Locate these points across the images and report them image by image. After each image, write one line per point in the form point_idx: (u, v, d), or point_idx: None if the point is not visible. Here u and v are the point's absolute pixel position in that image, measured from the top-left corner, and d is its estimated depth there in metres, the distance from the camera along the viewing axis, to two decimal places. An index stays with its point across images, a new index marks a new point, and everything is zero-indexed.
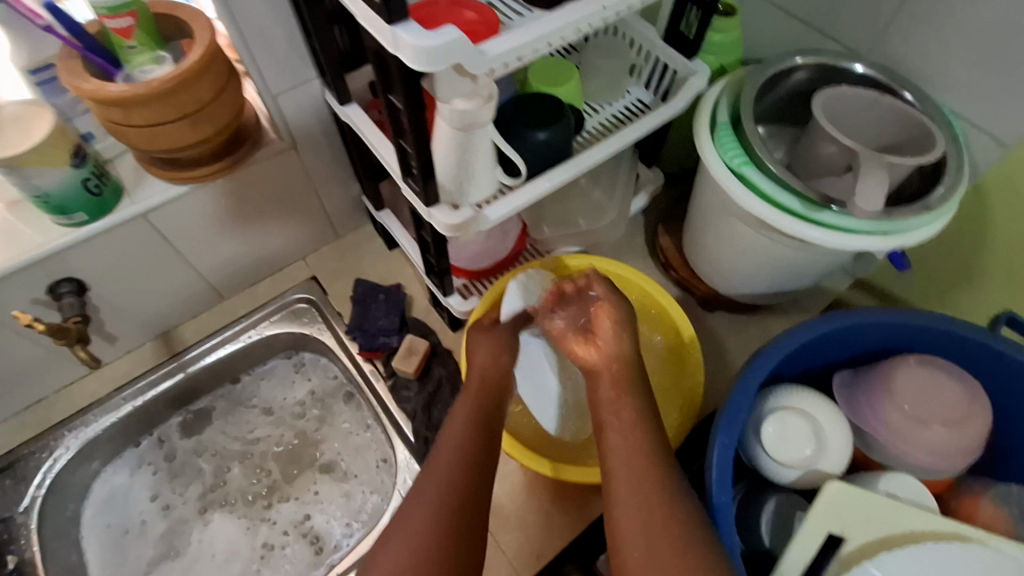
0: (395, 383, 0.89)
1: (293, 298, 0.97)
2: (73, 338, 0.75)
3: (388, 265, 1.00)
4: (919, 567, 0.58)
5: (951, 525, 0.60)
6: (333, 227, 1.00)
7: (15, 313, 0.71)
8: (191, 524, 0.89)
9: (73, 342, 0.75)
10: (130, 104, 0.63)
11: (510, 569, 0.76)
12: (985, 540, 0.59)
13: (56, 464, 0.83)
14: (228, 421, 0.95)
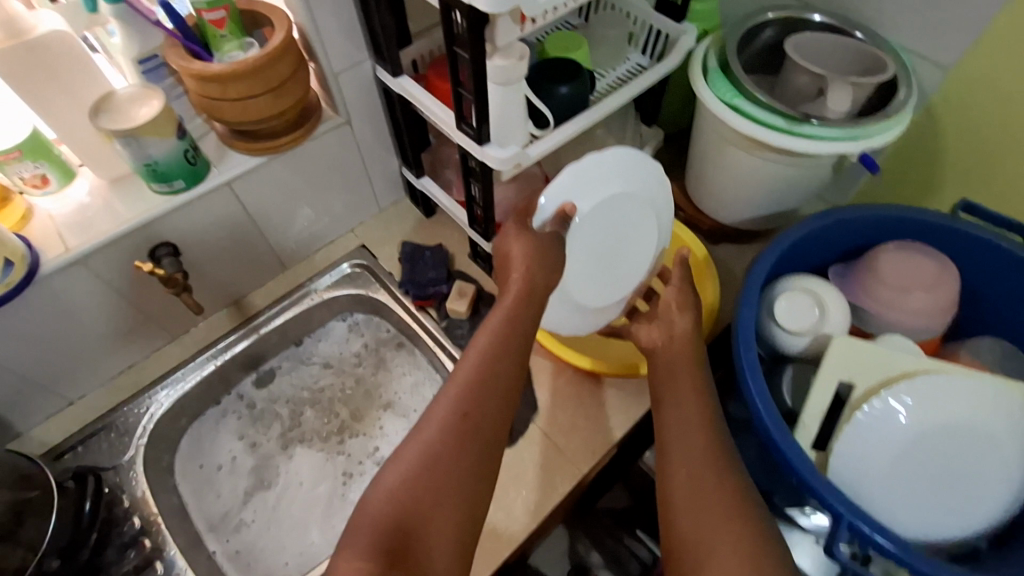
0: (449, 324, 1.00)
1: (348, 263, 1.09)
2: (181, 288, 0.86)
3: (428, 230, 1.13)
4: (918, 399, 0.70)
5: (936, 364, 0.73)
6: (376, 201, 1.13)
7: (135, 264, 0.82)
8: (275, 460, 0.98)
9: (181, 290, 0.86)
10: (227, 80, 0.76)
11: (570, 464, 0.87)
12: (967, 372, 0.72)
13: (153, 417, 0.92)
14: (294, 374, 1.06)
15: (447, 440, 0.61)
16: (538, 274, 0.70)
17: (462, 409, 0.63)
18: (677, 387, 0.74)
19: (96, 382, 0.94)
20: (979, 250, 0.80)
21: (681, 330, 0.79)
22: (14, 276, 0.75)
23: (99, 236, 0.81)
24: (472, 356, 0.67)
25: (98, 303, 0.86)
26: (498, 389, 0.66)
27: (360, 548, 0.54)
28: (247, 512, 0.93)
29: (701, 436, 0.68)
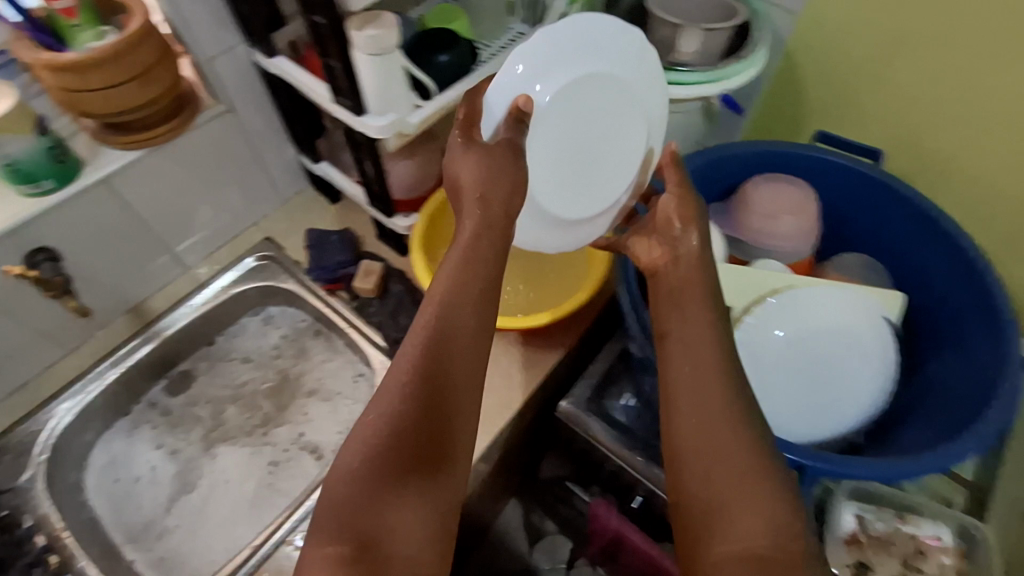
0: (361, 305, 1.00)
1: (254, 257, 1.07)
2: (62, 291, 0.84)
3: (334, 216, 1.12)
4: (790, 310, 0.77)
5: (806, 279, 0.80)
6: (277, 193, 1.12)
7: (8, 271, 0.79)
8: (196, 463, 0.94)
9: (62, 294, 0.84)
10: (84, 69, 0.73)
11: (487, 421, 0.89)
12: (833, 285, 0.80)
13: (52, 433, 0.88)
14: (213, 375, 1.03)
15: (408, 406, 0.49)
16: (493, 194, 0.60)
17: (421, 367, 0.50)
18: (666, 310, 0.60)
19: None
20: (836, 174, 0.87)
21: (686, 250, 0.64)
22: None
23: None
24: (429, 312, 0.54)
25: None
26: (463, 344, 0.53)
27: (329, 537, 0.45)
28: (171, 518, 0.89)
29: (710, 357, 0.54)
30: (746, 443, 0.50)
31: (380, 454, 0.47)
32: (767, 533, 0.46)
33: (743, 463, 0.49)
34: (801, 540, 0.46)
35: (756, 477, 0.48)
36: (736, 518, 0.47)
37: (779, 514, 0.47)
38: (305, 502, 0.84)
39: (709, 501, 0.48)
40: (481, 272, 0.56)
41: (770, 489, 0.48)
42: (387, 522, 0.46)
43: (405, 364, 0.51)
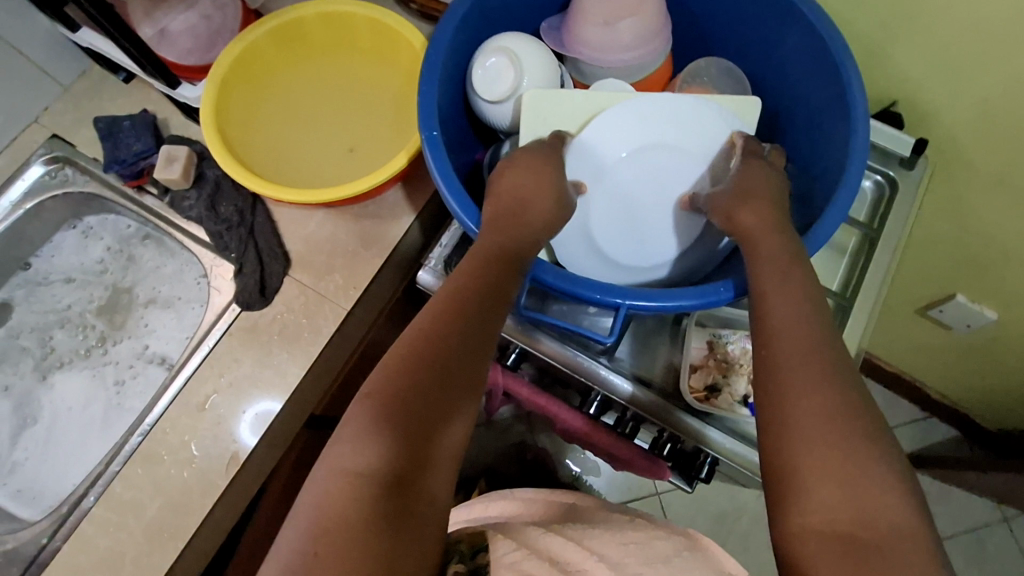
0: (174, 201, 0.87)
1: (40, 161, 0.90)
2: None
3: (128, 96, 0.93)
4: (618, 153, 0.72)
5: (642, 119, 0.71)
6: (48, 76, 0.91)
7: None
8: (34, 390, 0.89)
9: None
10: None
11: (331, 306, 0.83)
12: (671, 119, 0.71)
13: None
14: (35, 302, 0.93)
15: (429, 367, 0.53)
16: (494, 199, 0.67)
17: (443, 336, 0.55)
18: (760, 250, 0.60)
19: None
20: None
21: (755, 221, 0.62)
22: None
23: None
24: (446, 298, 0.58)
25: None
26: (475, 322, 0.57)
27: (346, 468, 0.48)
28: (19, 451, 0.85)
29: (801, 323, 0.53)
30: (829, 398, 0.48)
31: (400, 406, 0.51)
32: (853, 504, 0.44)
33: (822, 421, 0.47)
34: (889, 513, 0.43)
35: (843, 437, 0.46)
36: (815, 488, 0.45)
37: (878, 491, 0.44)
38: (145, 419, 0.79)
39: (788, 470, 0.47)
40: (497, 265, 0.61)
41: (850, 453, 0.45)
42: (414, 468, 0.49)
43: (421, 333, 0.55)
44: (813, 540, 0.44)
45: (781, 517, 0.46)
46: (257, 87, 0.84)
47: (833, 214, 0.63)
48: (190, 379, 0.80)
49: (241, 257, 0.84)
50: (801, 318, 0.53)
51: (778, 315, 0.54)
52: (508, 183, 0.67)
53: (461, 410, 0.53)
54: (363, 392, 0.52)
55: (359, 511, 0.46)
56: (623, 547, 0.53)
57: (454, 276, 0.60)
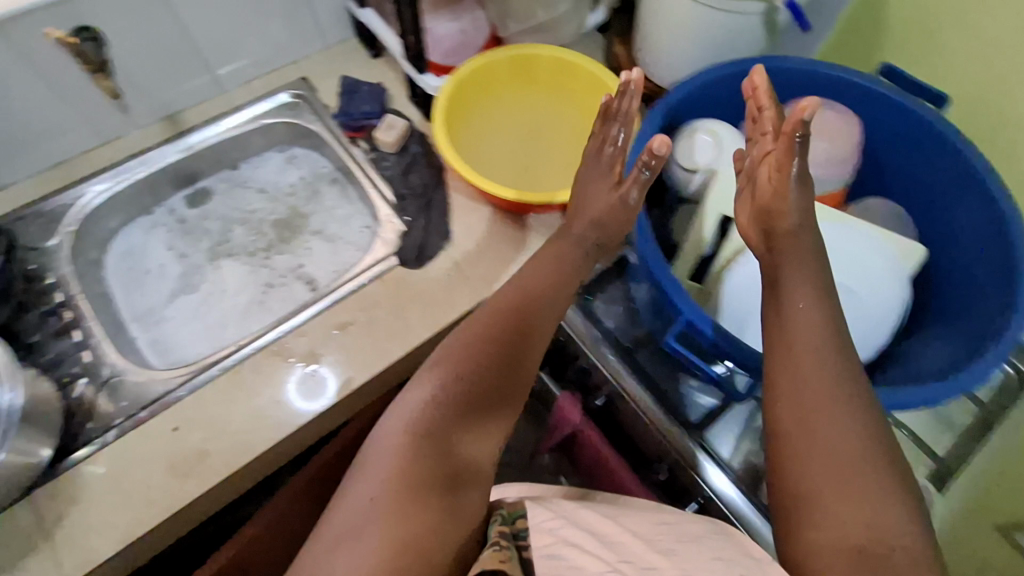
0: (376, 158, 1.02)
1: (286, 92, 1.08)
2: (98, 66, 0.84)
3: (371, 69, 1.11)
4: None
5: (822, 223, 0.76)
6: (321, 34, 1.11)
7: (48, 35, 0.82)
8: (202, 266, 1.01)
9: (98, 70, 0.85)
10: None
11: (470, 289, 0.91)
12: (848, 233, 0.76)
13: (84, 210, 0.95)
14: (230, 198, 1.08)
15: (478, 355, 0.65)
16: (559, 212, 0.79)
17: (493, 332, 0.67)
18: (791, 261, 0.64)
19: (23, 173, 0.95)
20: (887, 109, 0.82)
21: (779, 206, 0.66)
22: None
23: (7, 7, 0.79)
24: (503, 298, 0.71)
25: (11, 79, 0.85)
26: (527, 322, 0.69)
27: (401, 428, 0.61)
28: (170, 309, 0.97)
29: (811, 352, 0.59)
30: (848, 421, 0.56)
31: (452, 384, 0.63)
32: (864, 522, 0.52)
33: (837, 450, 0.55)
34: (897, 532, 0.52)
35: (866, 469, 0.54)
36: (831, 513, 0.53)
37: (890, 513, 0.52)
38: (292, 318, 0.88)
39: (807, 491, 0.55)
40: (557, 283, 0.74)
41: (870, 473, 0.54)
42: (456, 433, 0.62)
43: (472, 327, 0.68)
44: (829, 557, 0.52)
45: (801, 532, 0.55)
46: (472, 104, 0.98)
47: (993, 356, 0.66)
48: (334, 304, 0.89)
49: (413, 222, 0.96)
50: (816, 339, 0.59)
51: (797, 336, 0.60)
52: (577, 215, 0.78)
53: (498, 396, 0.65)
54: (419, 371, 0.66)
55: (412, 458, 0.58)
56: (656, 526, 0.61)
57: (516, 283, 0.73)
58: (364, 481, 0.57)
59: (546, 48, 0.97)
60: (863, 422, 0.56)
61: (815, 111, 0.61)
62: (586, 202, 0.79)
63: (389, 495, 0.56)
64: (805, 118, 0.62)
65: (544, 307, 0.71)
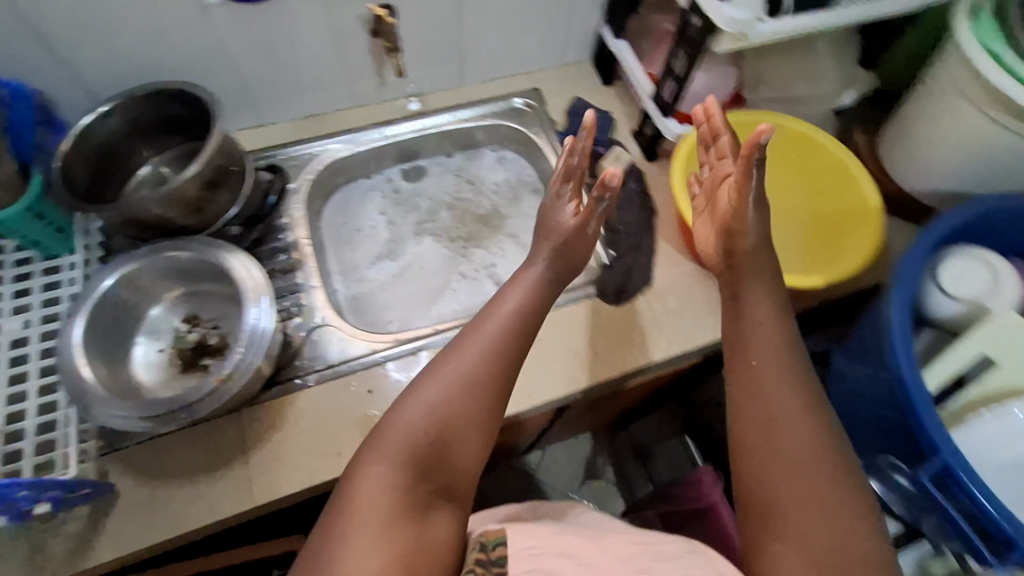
0: (593, 185, 1.04)
1: (518, 99, 1.13)
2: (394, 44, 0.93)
3: (601, 96, 1.14)
4: None
5: None
6: (564, 52, 1.15)
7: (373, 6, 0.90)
8: (405, 239, 1.06)
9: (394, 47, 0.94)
10: None
11: (662, 343, 0.90)
12: None
13: (321, 161, 1.03)
14: (440, 182, 1.13)
15: (474, 372, 0.63)
16: (598, 220, 0.79)
17: (488, 359, 0.65)
18: (743, 279, 0.72)
19: (284, 117, 1.04)
20: None
21: (743, 246, 0.73)
22: None
23: None
24: (478, 337, 0.66)
25: (312, 39, 0.93)
26: (512, 354, 0.66)
27: (394, 453, 0.59)
28: (371, 270, 1.03)
29: (788, 386, 0.62)
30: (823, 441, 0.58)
31: (450, 410, 0.61)
32: (824, 519, 0.54)
33: (799, 477, 0.56)
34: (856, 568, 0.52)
35: (835, 519, 0.54)
36: (784, 545, 0.54)
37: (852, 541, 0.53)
38: None
39: (773, 505, 0.56)
40: (534, 323, 0.71)
41: (865, 534, 0.53)
42: (443, 462, 0.60)
43: (468, 343, 0.66)
44: None
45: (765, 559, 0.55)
46: None
47: None
48: None
49: (618, 258, 0.96)
50: (775, 341, 0.66)
51: (759, 332, 0.67)
52: (547, 237, 0.78)
53: (473, 422, 0.62)
54: (406, 390, 0.63)
55: (398, 485, 0.57)
56: (633, 544, 0.58)
57: (496, 302, 0.71)
58: (354, 500, 0.56)
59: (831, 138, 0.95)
60: (822, 420, 0.60)
61: (769, 139, 0.66)
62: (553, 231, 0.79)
63: (375, 516, 0.55)
64: (761, 141, 0.66)
65: (515, 340, 0.67)
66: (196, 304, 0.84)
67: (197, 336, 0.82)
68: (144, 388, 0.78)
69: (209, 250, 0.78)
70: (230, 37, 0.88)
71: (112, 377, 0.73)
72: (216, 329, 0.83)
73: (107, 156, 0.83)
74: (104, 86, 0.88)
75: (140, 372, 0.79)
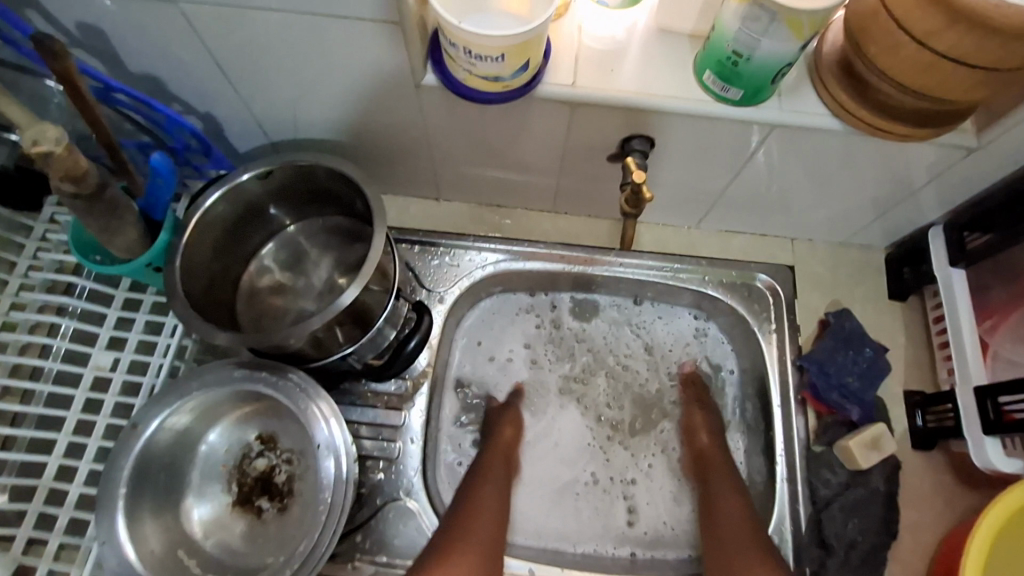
0: (820, 456, 0.72)
1: (762, 280, 0.79)
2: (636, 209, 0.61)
3: (881, 314, 0.79)
4: None
5: None
6: (852, 233, 0.80)
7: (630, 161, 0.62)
8: (549, 395, 0.82)
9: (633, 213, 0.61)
10: (969, 22, 0.43)
11: None
12: None
13: (481, 272, 0.81)
14: (610, 332, 0.84)
15: (469, 551, 0.61)
16: (510, 414, 0.77)
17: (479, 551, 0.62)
18: (713, 474, 0.72)
19: (465, 198, 0.84)
20: None
21: (705, 450, 0.74)
22: (521, 79, 0.57)
23: (594, 94, 0.59)
24: (481, 496, 0.67)
25: (531, 143, 0.69)
26: (494, 539, 0.64)
27: None
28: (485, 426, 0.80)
29: None
30: None
31: None
32: None
33: None
34: None
35: None
36: None
37: None
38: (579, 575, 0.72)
39: None
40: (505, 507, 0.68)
41: None
42: None
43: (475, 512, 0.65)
44: None
45: None
46: None
47: None
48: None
49: None
50: (737, 521, 0.65)
51: (729, 527, 0.65)
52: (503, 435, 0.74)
53: None
54: None
55: None
56: None
57: (478, 485, 0.68)
58: None
59: None
60: None
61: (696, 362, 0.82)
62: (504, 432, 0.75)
63: None
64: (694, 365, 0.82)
65: (499, 525, 0.65)
66: (277, 424, 0.68)
67: (265, 465, 0.67)
68: (190, 523, 0.63)
69: (303, 400, 0.61)
70: (435, 116, 0.66)
71: (154, 518, 0.60)
72: (287, 464, 0.67)
73: (243, 222, 0.67)
74: (278, 122, 0.71)
75: (192, 494, 0.64)
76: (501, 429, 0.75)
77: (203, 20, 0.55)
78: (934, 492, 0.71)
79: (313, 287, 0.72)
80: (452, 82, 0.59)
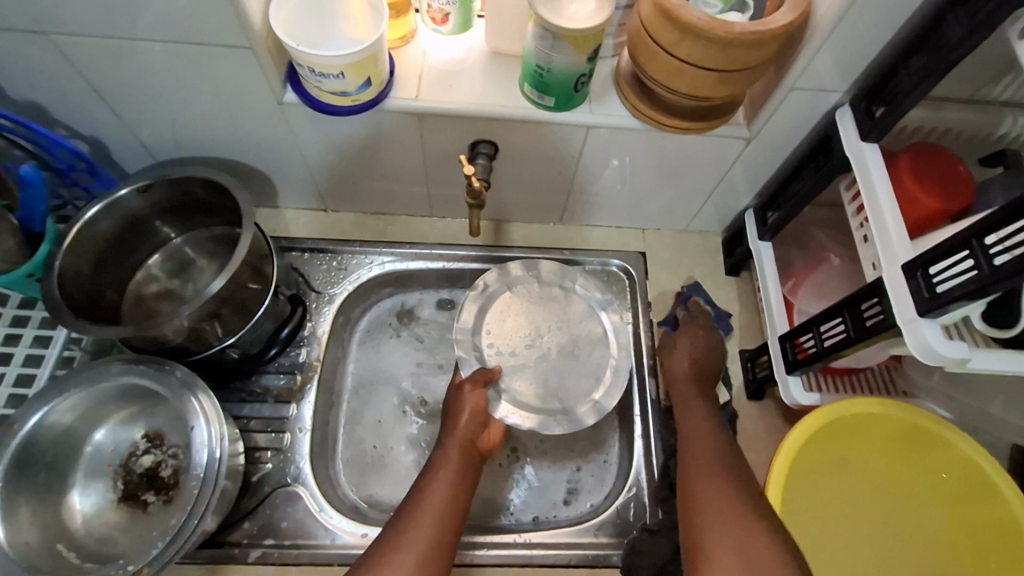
0: (669, 411, 0.82)
1: (617, 263, 0.91)
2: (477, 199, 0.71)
3: (718, 288, 0.92)
4: None
5: None
6: (689, 220, 0.93)
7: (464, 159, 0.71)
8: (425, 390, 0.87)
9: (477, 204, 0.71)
10: (690, 34, 0.56)
11: None
12: None
13: (368, 273, 0.88)
14: None
15: (421, 538, 0.58)
16: (477, 393, 0.72)
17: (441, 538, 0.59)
18: (689, 388, 0.74)
19: (352, 208, 0.92)
20: None
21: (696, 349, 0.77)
22: (366, 94, 0.67)
23: (437, 106, 0.70)
24: (435, 489, 0.63)
25: (397, 152, 0.78)
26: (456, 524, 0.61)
27: None
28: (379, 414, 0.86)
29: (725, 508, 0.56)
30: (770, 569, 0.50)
31: None
32: None
33: None
34: None
35: None
36: None
37: None
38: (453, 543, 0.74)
39: None
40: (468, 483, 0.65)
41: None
42: None
43: (410, 523, 0.59)
44: None
45: None
46: (819, 456, 0.72)
47: None
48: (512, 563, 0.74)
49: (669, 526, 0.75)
50: (705, 432, 0.67)
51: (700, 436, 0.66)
52: (462, 418, 0.69)
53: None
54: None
55: None
56: None
57: (435, 473, 0.65)
58: None
59: (975, 446, 0.69)
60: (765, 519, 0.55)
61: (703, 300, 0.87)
62: (460, 417, 0.70)
63: None
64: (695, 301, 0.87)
65: (460, 507, 0.63)
66: (164, 421, 0.72)
67: (150, 462, 0.70)
68: (70, 513, 0.66)
69: (181, 391, 0.66)
70: (304, 131, 0.75)
71: (32, 514, 0.62)
72: (173, 460, 0.70)
73: (126, 235, 0.73)
74: (161, 143, 0.78)
75: (77, 490, 0.68)
76: (458, 413, 0.70)
77: (73, 50, 0.62)
78: (766, 434, 0.83)
79: (200, 291, 0.78)
80: (309, 98, 0.68)
